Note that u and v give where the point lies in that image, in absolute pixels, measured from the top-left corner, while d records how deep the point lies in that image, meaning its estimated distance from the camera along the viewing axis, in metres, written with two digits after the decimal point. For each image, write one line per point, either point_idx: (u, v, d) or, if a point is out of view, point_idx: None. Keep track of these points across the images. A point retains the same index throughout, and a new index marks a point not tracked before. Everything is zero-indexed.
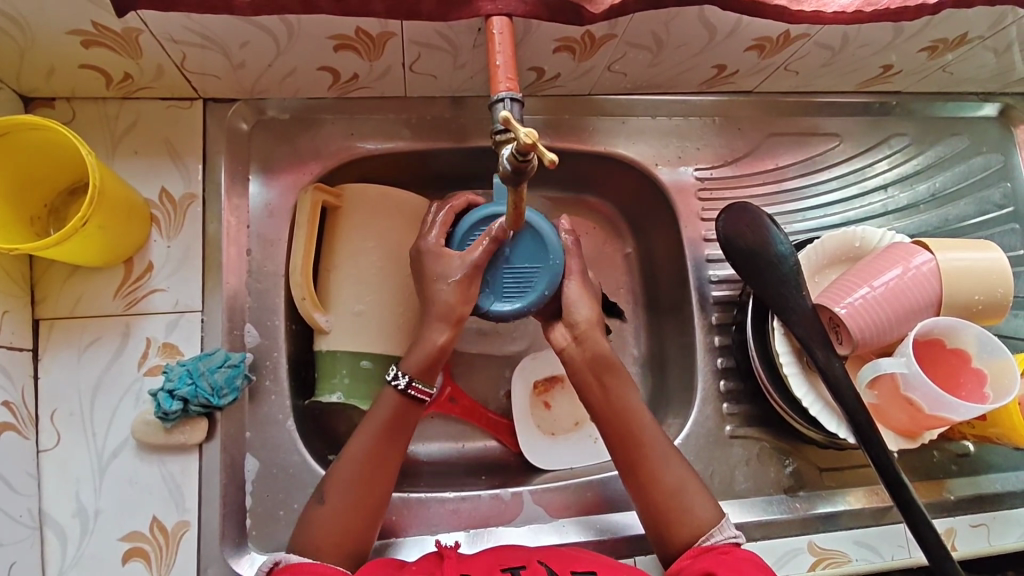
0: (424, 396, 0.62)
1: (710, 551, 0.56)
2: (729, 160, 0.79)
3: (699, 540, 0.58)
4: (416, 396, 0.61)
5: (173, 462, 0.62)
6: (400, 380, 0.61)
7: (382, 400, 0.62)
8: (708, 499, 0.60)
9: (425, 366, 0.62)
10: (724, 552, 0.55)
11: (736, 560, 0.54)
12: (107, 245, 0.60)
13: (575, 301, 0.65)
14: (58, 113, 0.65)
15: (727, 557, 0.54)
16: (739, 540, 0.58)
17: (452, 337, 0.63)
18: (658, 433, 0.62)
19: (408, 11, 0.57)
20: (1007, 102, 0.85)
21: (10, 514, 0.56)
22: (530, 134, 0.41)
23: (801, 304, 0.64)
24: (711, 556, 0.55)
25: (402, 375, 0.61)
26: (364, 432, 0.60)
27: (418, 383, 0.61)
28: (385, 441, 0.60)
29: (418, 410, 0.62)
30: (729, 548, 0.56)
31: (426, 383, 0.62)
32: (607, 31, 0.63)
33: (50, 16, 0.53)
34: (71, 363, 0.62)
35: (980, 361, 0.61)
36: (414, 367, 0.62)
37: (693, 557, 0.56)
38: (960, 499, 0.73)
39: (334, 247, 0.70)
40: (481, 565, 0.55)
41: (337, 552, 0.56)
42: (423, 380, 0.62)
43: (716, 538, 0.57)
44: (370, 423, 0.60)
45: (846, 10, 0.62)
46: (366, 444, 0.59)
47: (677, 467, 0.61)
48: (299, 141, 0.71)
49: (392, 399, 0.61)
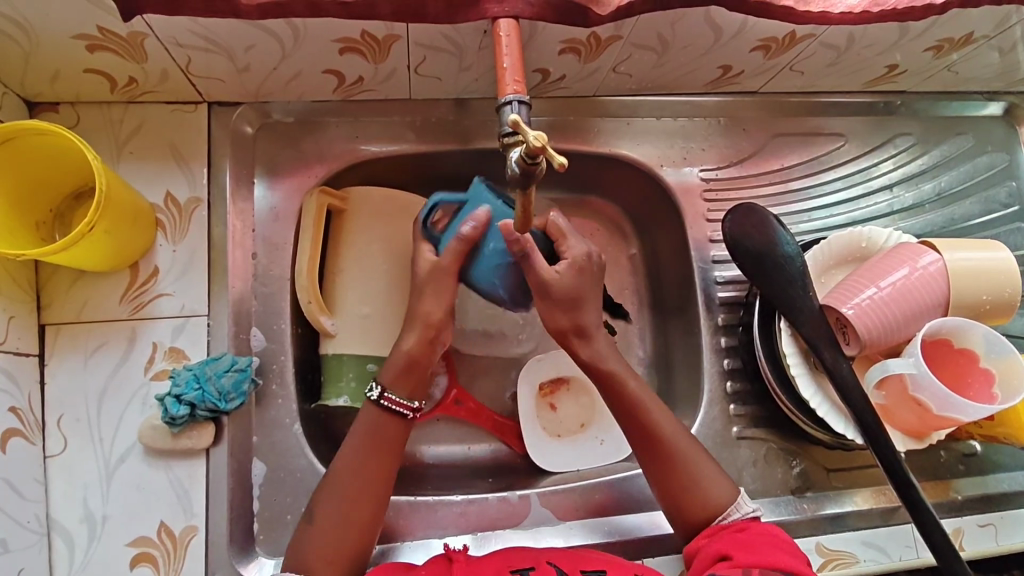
0: (404, 408, 0.61)
1: (727, 529, 0.58)
2: (734, 160, 0.79)
3: (717, 518, 0.60)
4: (393, 408, 0.61)
5: (179, 467, 0.62)
6: (375, 391, 0.61)
7: (362, 415, 0.62)
8: (724, 482, 0.61)
9: (398, 376, 0.62)
10: (739, 530, 0.57)
11: (751, 536, 0.56)
12: (112, 250, 0.60)
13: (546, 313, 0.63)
14: (63, 117, 0.65)
15: (742, 535, 0.56)
16: (756, 514, 0.60)
17: (425, 348, 0.63)
18: (676, 425, 0.63)
19: (414, 13, 0.57)
20: (1012, 101, 0.84)
21: (18, 520, 0.55)
22: (539, 137, 0.42)
23: (808, 305, 0.64)
24: (728, 535, 0.57)
25: (376, 387, 0.61)
26: (347, 448, 0.60)
27: (392, 394, 0.61)
28: (371, 457, 0.60)
29: (401, 424, 0.62)
30: (745, 526, 0.58)
31: (404, 396, 0.62)
32: (613, 33, 0.63)
33: (54, 20, 0.53)
34: (78, 369, 0.62)
35: (989, 361, 0.61)
36: (391, 379, 0.62)
37: (709, 536, 0.58)
38: (967, 498, 0.73)
39: (339, 250, 0.70)
40: (490, 566, 0.55)
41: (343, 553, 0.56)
42: (398, 391, 0.62)
43: (734, 515, 0.59)
44: (349, 444, 0.60)
45: (853, 10, 0.62)
46: (356, 459, 0.59)
47: (695, 454, 0.62)
48: (303, 144, 0.71)
49: (372, 412, 0.61)
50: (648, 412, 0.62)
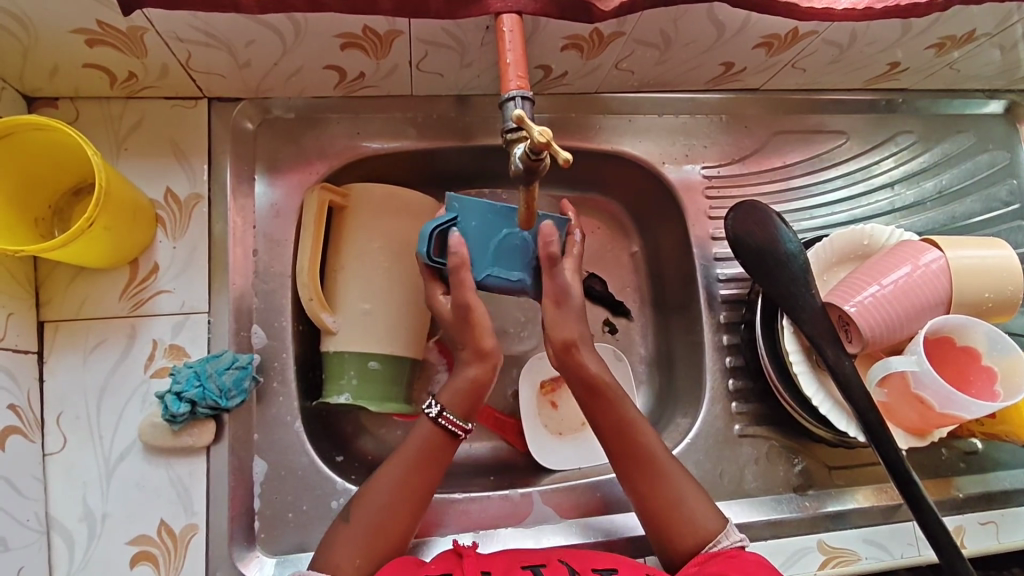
0: (456, 428, 0.60)
1: (716, 557, 0.56)
2: (736, 158, 0.79)
3: (706, 547, 0.58)
4: (448, 428, 0.60)
5: (180, 465, 0.61)
6: (433, 408, 0.60)
7: (416, 430, 0.61)
8: (709, 505, 0.60)
9: (461, 400, 0.61)
10: (732, 556, 0.56)
11: (744, 563, 0.55)
12: (111, 247, 0.60)
13: (558, 323, 0.61)
14: (62, 113, 0.64)
15: (733, 561, 0.55)
16: (745, 544, 0.58)
17: (487, 371, 0.62)
18: (658, 443, 0.63)
19: (417, 9, 0.56)
20: (1013, 99, 0.85)
21: (18, 519, 0.55)
22: (543, 133, 0.42)
23: (811, 302, 0.64)
24: (719, 562, 0.56)
25: (435, 404, 0.60)
26: (397, 458, 0.59)
27: (450, 414, 0.60)
28: (414, 470, 0.59)
29: (451, 445, 0.61)
30: (737, 552, 0.57)
31: (460, 416, 0.61)
32: (616, 29, 0.62)
33: (52, 14, 0.52)
34: (77, 366, 0.61)
35: (991, 359, 0.61)
36: (448, 398, 0.61)
37: (698, 565, 0.56)
38: (968, 496, 0.73)
39: (340, 246, 0.69)
40: (500, 565, 0.54)
41: (371, 551, 0.56)
42: (456, 412, 0.61)
43: (723, 543, 0.58)
44: (400, 459, 0.59)
45: (856, 7, 0.62)
46: (395, 468, 0.59)
47: (677, 473, 0.61)
48: (304, 141, 0.70)
49: (428, 429, 0.60)
50: (632, 422, 0.62)
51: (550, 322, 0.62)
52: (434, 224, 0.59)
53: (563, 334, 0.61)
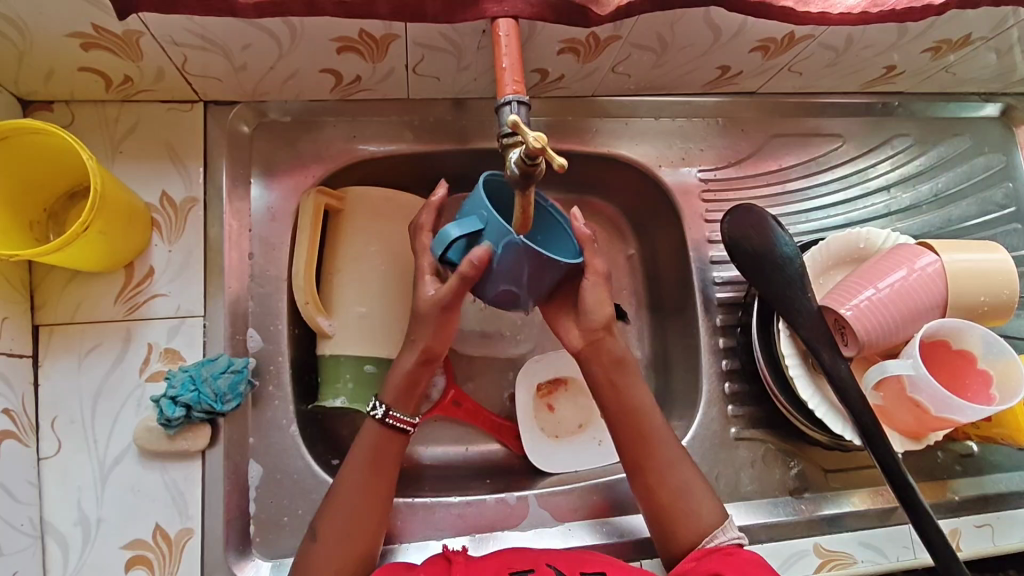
0: (404, 424, 0.61)
1: (714, 553, 0.57)
2: (732, 160, 0.79)
3: (704, 541, 0.58)
4: (396, 425, 0.60)
5: (175, 469, 0.61)
6: (378, 410, 0.60)
7: (363, 433, 0.61)
8: (713, 499, 0.61)
9: (403, 396, 0.61)
10: (729, 553, 0.56)
11: (741, 561, 0.55)
12: (106, 250, 0.60)
13: (605, 301, 0.61)
14: (57, 116, 0.64)
15: (731, 559, 0.56)
16: (742, 541, 0.59)
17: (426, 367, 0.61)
18: (668, 436, 0.62)
19: (413, 13, 0.56)
20: (1009, 102, 0.85)
21: (12, 523, 0.55)
22: (539, 138, 0.42)
23: (807, 307, 0.64)
24: (718, 558, 0.56)
25: (379, 406, 0.61)
26: (348, 466, 0.59)
27: (396, 412, 0.60)
28: (374, 478, 0.59)
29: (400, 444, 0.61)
30: (733, 549, 0.57)
31: (406, 412, 0.61)
32: (612, 33, 0.62)
33: (47, 18, 0.52)
34: (72, 370, 0.61)
35: (986, 362, 0.61)
36: (393, 398, 0.61)
37: (697, 560, 0.57)
38: (965, 499, 0.73)
39: (337, 250, 0.69)
40: (490, 566, 0.55)
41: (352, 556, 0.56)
42: (400, 409, 0.61)
43: (720, 538, 0.58)
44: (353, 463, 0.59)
45: (852, 11, 0.62)
46: (359, 476, 0.58)
47: (684, 466, 0.61)
48: (300, 144, 0.70)
49: (374, 432, 0.60)
50: (641, 417, 0.62)
51: (594, 302, 0.61)
52: (458, 232, 0.55)
53: (605, 316, 0.61)
